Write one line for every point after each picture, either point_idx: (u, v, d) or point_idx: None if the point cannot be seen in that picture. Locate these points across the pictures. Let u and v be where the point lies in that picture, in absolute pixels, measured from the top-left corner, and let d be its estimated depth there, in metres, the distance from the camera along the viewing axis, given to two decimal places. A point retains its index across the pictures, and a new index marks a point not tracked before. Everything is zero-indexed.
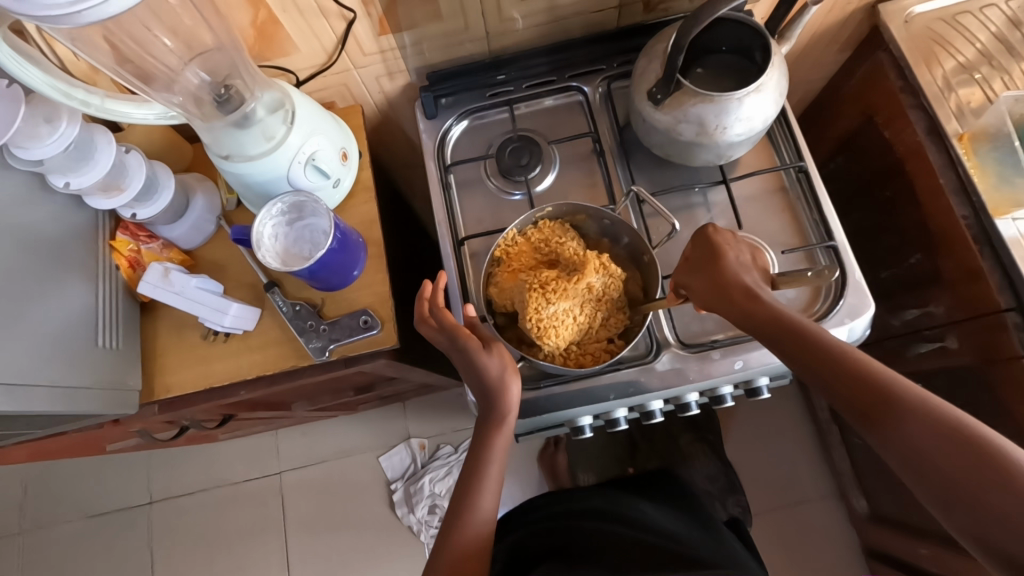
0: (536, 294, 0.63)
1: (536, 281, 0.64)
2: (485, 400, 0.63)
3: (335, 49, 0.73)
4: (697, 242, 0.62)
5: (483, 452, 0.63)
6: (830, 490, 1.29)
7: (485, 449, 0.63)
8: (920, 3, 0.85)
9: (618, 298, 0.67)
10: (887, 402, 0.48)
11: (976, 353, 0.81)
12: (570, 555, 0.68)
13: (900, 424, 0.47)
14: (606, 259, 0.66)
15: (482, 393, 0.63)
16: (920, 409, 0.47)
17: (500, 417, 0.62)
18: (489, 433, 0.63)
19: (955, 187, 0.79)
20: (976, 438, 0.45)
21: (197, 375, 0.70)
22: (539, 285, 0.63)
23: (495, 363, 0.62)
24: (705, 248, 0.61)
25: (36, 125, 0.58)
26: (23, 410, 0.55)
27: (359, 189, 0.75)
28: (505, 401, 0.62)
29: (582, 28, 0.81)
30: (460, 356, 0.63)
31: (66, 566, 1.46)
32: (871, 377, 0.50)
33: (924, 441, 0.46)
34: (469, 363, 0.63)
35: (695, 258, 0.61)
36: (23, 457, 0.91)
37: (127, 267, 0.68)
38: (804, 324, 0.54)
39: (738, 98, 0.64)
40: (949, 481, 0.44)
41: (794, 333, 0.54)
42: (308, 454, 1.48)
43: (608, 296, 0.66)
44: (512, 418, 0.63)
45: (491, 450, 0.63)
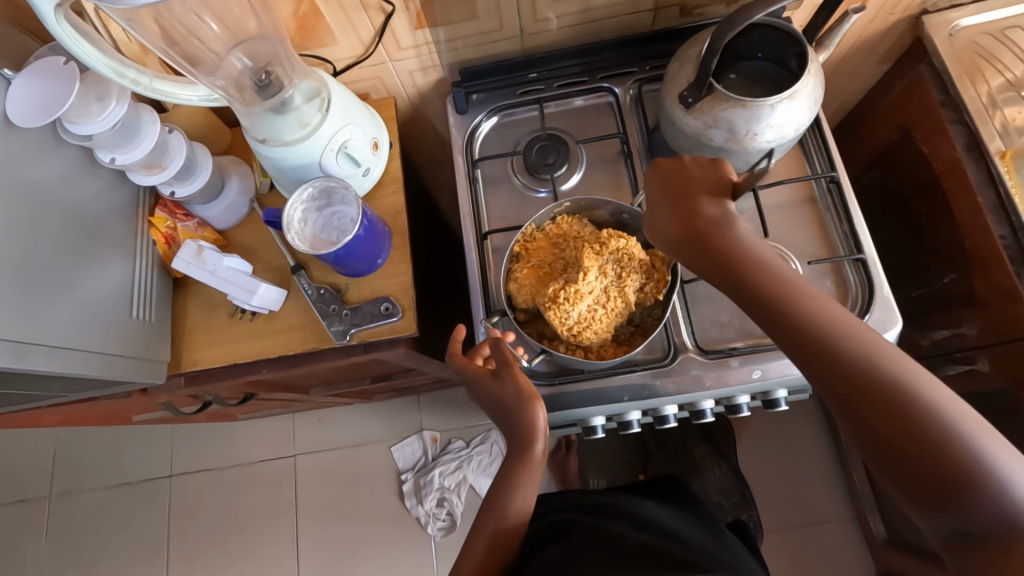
0: (552, 310, 0.63)
1: (546, 299, 0.64)
2: (513, 432, 0.61)
3: (371, 42, 0.74)
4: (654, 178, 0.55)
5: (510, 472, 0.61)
6: (847, 511, 1.26)
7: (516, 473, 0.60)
8: (966, 17, 0.83)
9: (645, 264, 0.64)
10: (838, 359, 0.44)
11: (1008, 378, 0.79)
12: (568, 545, 0.69)
13: (852, 382, 0.44)
14: (606, 238, 0.64)
15: (507, 422, 0.61)
16: (875, 366, 0.43)
17: (530, 429, 0.59)
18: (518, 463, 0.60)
19: (994, 206, 0.77)
20: (930, 396, 0.42)
21: (223, 352, 0.73)
22: (550, 300, 0.64)
23: (510, 388, 0.61)
24: (664, 181, 0.54)
25: (86, 102, 0.60)
26: (60, 372, 0.58)
27: (387, 178, 0.76)
28: (526, 421, 0.59)
29: (616, 29, 0.82)
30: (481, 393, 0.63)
31: (88, 532, 1.51)
32: (822, 331, 0.45)
33: (877, 401, 0.43)
34: (489, 396, 0.62)
35: (651, 193, 0.56)
36: (56, 422, 0.95)
37: (163, 243, 0.71)
38: (756, 267, 0.49)
39: (771, 104, 0.64)
40: (898, 445, 0.42)
41: (746, 281, 0.49)
42: (322, 439, 1.51)
43: (629, 269, 0.64)
44: (539, 445, 0.59)
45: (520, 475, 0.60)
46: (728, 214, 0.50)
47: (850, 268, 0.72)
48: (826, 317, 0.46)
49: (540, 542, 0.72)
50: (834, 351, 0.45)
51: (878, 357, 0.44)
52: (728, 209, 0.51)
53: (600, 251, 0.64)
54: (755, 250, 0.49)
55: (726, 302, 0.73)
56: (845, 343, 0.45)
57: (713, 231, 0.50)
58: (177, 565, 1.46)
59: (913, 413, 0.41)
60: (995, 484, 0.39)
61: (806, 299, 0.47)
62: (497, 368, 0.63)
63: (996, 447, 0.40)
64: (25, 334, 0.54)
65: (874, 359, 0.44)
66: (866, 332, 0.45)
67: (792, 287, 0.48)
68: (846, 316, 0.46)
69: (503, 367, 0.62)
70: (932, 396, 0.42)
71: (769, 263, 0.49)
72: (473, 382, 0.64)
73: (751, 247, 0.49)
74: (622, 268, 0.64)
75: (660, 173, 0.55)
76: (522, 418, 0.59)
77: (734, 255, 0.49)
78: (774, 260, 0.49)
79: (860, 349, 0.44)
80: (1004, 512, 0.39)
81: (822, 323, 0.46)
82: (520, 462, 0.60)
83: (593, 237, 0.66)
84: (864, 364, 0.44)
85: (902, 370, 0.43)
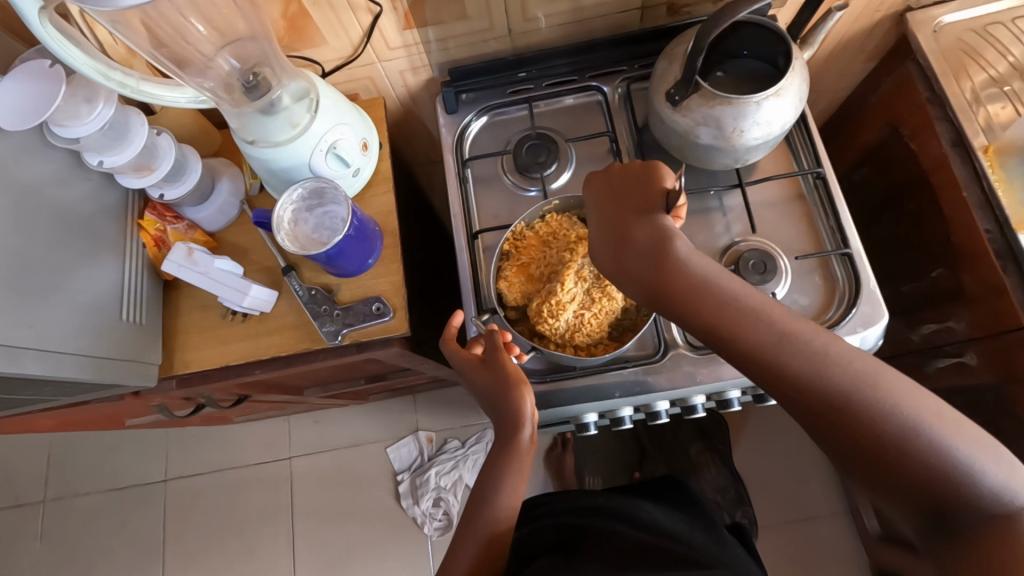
0: (541, 321, 0.66)
1: (534, 310, 0.66)
2: (502, 419, 0.61)
3: (361, 42, 0.74)
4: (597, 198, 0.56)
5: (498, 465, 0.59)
6: (840, 505, 1.27)
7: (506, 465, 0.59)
8: (950, 13, 0.84)
9: None
10: (791, 375, 0.44)
11: (996, 371, 0.80)
12: (569, 553, 0.68)
13: (806, 398, 0.44)
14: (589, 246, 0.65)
15: (496, 410, 0.62)
16: (828, 377, 0.43)
17: (517, 413, 0.59)
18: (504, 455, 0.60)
19: (979, 201, 0.78)
20: (887, 398, 0.42)
21: (215, 354, 0.72)
22: (538, 310, 0.66)
23: (499, 373, 0.61)
24: (603, 201, 0.56)
25: (75, 104, 0.60)
26: (50, 375, 0.58)
27: (378, 178, 0.76)
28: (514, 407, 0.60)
29: (604, 28, 0.82)
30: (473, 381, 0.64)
31: (82, 537, 1.50)
32: (770, 350, 0.45)
33: (834, 412, 0.43)
34: (480, 384, 0.63)
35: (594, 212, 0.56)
36: (49, 426, 0.95)
37: (152, 246, 0.70)
38: (696, 288, 0.47)
39: (758, 102, 0.64)
40: (858, 450, 0.42)
41: (687, 303, 0.47)
42: (318, 441, 1.51)
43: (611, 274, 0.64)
44: (527, 429, 0.60)
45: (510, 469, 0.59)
46: (664, 232, 0.50)
47: (837, 263, 0.73)
48: (766, 327, 0.45)
49: (541, 546, 0.72)
50: (785, 367, 0.44)
51: (831, 366, 0.43)
52: (664, 224, 0.51)
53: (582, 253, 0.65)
54: (692, 268, 0.48)
55: None
56: (787, 350, 0.44)
57: (650, 252, 0.50)
58: (173, 569, 1.45)
59: (869, 420, 0.42)
60: (944, 463, 0.40)
61: (749, 314, 0.46)
62: (488, 354, 0.64)
63: (952, 435, 0.41)
64: (16, 336, 0.54)
65: (826, 368, 0.43)
66: (816, 340, 0.44)
67: (738, 302, 0.46)
68: (795, 324, 0.45)
69: (494, 354, 0.63)
70: (890, 397, 0.42)
71: (709, 281, 0.47)
72: (463, 367, 0.65)
73: (689, 265, 0.48)
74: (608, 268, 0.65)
75: (601, 196, 0.56)
76: (511, 401, 0.60)
77: (673, 271, 0.48)
78: (715, 274, 0.48)
79: (811, 363, 0.43)
80: (960, 484, 0.40)
81: (772, 340, 0.45)
82: (509, 449, 0.60)
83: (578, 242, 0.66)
84: (816, 377, 0.43)
85: (854, 375, 0.42)
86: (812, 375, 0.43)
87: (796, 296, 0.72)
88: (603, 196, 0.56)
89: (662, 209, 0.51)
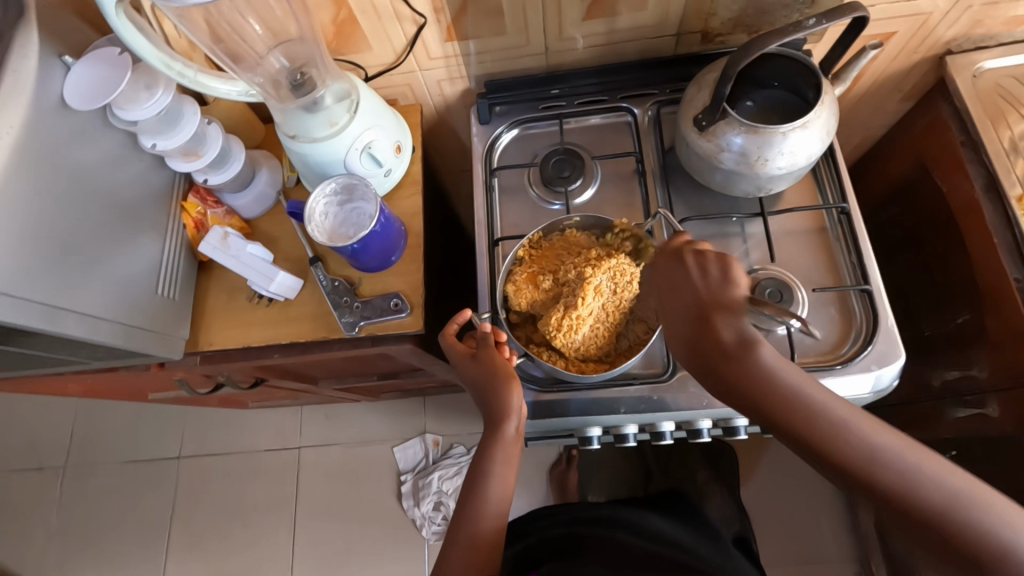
0: (558, 336, 0.66)
1: (550, 325, 0.66)
2: (487, 411, 0.63)
3: (403, 50, 0.78)
4: (664, 279, 0.55)
5: (486, 457, 0.60)
6: (850, 552, 1.23)
7: (492, 454, 0.60)
8: (991, 59, 0.83)
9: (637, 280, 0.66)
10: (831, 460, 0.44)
11: (1017, 423, 0.77)
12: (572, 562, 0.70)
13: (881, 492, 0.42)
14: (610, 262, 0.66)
15: (483, 403, 0.63)
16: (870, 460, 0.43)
17: (504, 405, 0.61)
18: (488, 445, 0.61)
19: (1010, 248, 0.77)
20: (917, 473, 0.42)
21: (238, 334, 0.76)
22: (555, 326, 0.65)
23: (484, 368, 0.63)
24: (671, 281, 0.54)
25: (136, 90, 0.64)
26: (87, 338, 0.62)
27: (407, 180, 0.80)
28: (498, 398, 0.61)
29: (639, 52, 0.84)
30: (463, 375, 0.66)
31: (97, 506, 1.56)
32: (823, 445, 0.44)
33: (921, 515, 0.41)
34: (468, 377, 0.65)
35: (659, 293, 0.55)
36: (79, 391, 1.00)
37: (192, 227, 0.75)
38: (764, 389, 0.46)
39: (784, 132, 0.65)
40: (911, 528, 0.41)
41: (766, 410, 0.46)
42: (328, 434, 1.54)
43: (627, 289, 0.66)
44: (511, 421, 0.61)
45: (495, 460, 0.60)
46: (745, 333, 0.48)
47: (855, 298, 0.72)
48: (838, 421, 0.44)
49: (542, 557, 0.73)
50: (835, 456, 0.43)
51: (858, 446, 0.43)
52: (740, 323, 0.49)
53: (593, 271, 0.65)
54: (772, 371, 0.46)
55: None
56: (862, 446, 0.43)
57: (727, 355, 0.48)
58: (178, 545, 1.49)
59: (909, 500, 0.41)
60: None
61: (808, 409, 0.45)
62: (478, 349, 0.66)
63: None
64: (59, 298, 0.58)
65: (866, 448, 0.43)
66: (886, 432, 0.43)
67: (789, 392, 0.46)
68: (866, 419, 0.44)
69: (486, 349, 0.65)
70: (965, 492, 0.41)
71: (782, 380, 0.46)
72: (455, 359, 0.66)
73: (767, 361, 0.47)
74: (617, 288, 0.66)
75: (665, 282, 0.55)
76: (499, 393, 0.61)
77: (747, 366, 0.47)
78: (790, 374, 0.46)
79: (883, 454, 0.43)
80: None
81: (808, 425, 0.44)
82: (496, 438, 0.61)
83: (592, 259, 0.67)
84: (877, 465, 0.42)
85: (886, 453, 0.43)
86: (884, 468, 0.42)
87: (812, 328, 0.72)
88: (663, 282, 0.55)
89: (737, 305, 0.50)
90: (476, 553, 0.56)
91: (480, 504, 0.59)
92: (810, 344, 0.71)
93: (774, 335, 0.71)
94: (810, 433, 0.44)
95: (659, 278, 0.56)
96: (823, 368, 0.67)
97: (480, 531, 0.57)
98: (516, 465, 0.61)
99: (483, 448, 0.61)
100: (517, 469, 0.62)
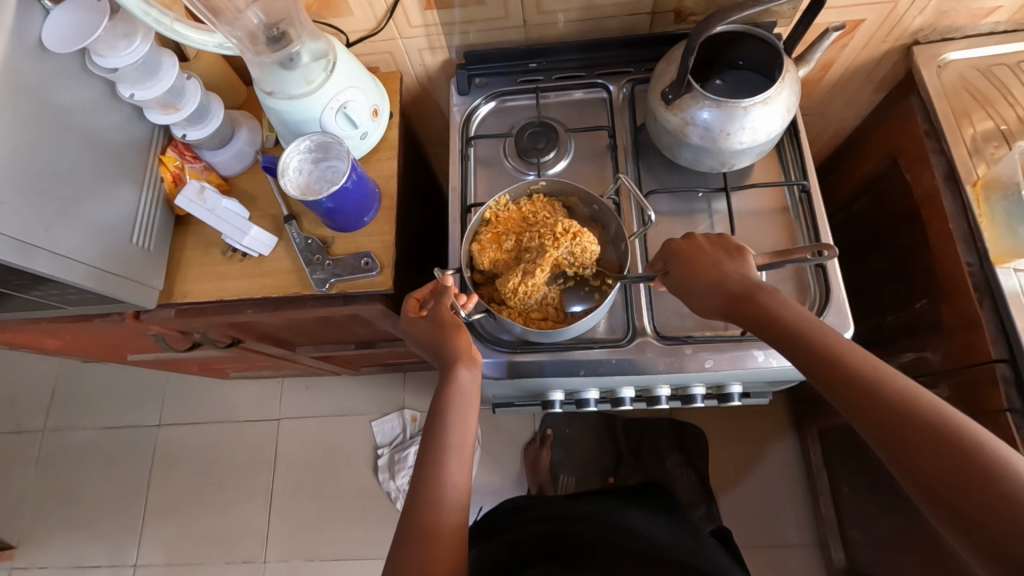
0: (514, 298, 0.68)
1: (507, 289, 0.67)
2: (440, 366, 0.65)
3: (384, 16, 0.80)
4: (685, 245, 0.64)
5: (442, 405, 0.63)
6: (810, 536, 1.27)
7: (447, 402, 0.63)
8: (956, 51, 0.86)
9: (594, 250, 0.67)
10: (819, 383, 0.51)
11: (964, 402, 0.80)
12: (564, 560, 0.70)
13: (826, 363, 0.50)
14: (568, 235, 0.67)
15: (437, 357, 0.66)
16: (857, 383, 0.48)
17: (454, 353, 0.64)
18: (442, 395, 0.63)
19: (964, 234, 0.80)
20: (897, 389, 0.47)
21: (211, 288, 0.77)
22: (511, 291, 0.67)
23: (436, 323, 0.66)
24: (691, 243, 0.64)
25: (114, 38, 0.66)
26: (59, 277, 0.63)
27: (384, 145, 0.82)
28: (449, 347, 0.64)
29: (617, 29, 0.86)
30: (419, 341, 0.68)
31: (74, 469, 1.57)
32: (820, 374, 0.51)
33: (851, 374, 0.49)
34: (425, 339, 0.67)
35: (680, 262, 0.63)
36: (58, 345, 1.01)
37: (170, 181, 0.77)
38: (793, 318, 0.54)
39: (745, 107, 0.67)
40: (883, 459, 0.46)
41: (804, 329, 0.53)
42: (307, 406, 1.56)
43: (583, 260, 0.67)
44: (464, 370, 0.63)
45: (450, 407, 0.62)
46: (760, 282, 0.58)
47: (811, 273, 0.75)
48: (800, 323, 0.54)
49: (492, 562, 0.75)
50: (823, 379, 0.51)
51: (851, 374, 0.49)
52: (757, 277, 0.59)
53: (552, 246, 0.66)
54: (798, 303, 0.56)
55: None
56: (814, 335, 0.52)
57: (744, 295, 0.58)
58: (153, 512, 1.51)
59: (894, 425, 0.45)
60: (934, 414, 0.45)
61: (803, 335, 0.53)
62: (430, 310, 0.67)
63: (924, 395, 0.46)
64: (31, 235, 0.60)
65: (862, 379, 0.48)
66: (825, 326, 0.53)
67: (804, 325, 0.53)
68: (814, 321, 0.54)
69: (436, 307, 0.67)
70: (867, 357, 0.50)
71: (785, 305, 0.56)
72: (405, 323, 0.68)
73: (778, 298, 0.56)
74: (575, 261, 0.67)
75: (686, 249, 0.63)
76: (450, 344, 0.64)
77: (770, 308, 0.56)
78: (785, 301, 0.56)
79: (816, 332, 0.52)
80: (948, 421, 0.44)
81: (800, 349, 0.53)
82: (449, 385, 0.63)
83: (550, 228, 0.68)
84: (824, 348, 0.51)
85: (885, 388, 0.47)
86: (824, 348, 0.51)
87: None
88: (692, 256, 0.62)
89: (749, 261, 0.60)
90: (438, 500, 0.58)
91: (441, 449, 0.61)
92: None
93: None
94: (793, 342, 0.53)
95: (679, 250, 0.64)
96: None
97: (449, 478, 0.60)
98: (474, 410, 0.64)
99: (438, 398, 0.63)
100: (477, 415, 0.64)
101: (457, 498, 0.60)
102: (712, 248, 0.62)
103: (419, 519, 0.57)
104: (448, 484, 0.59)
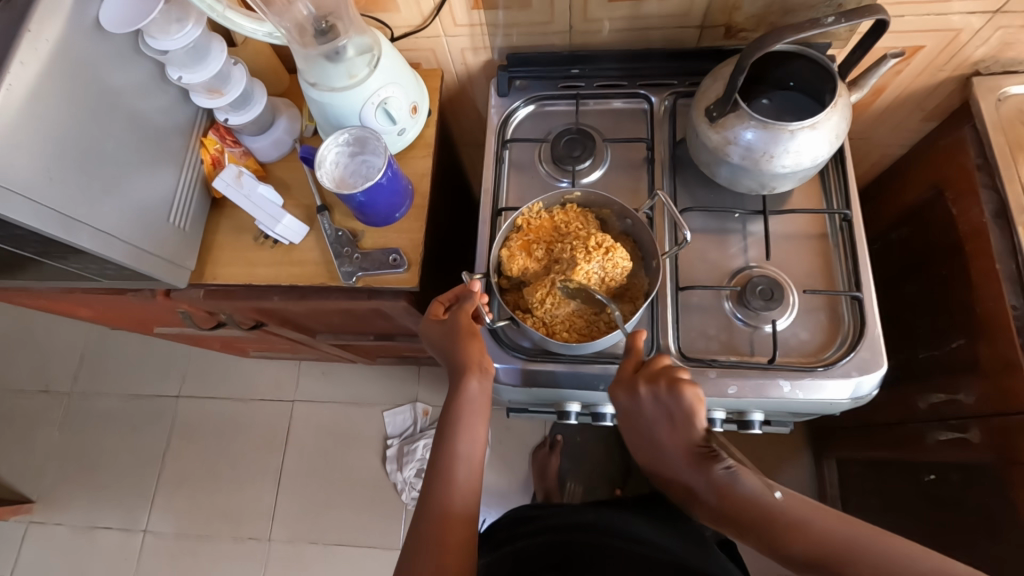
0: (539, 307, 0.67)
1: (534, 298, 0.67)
2: (451, 373, 0.66)
3: (430, 14, 0.80)
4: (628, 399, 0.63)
5: (450, 413, 0.63)
6: None
7: (454, 410, 0.63)
8: (1017, 85, 0.82)
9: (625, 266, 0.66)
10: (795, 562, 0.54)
11: (996, 452, 0.77)
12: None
13: (796, 545, 0.54)
14: (600, 251, 0.65)
15: (450, 364, 0.66)
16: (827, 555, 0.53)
17: (465, 363, 0.64)
18: (452, 403, 0.64)
19: (1011, 276, 0.76)
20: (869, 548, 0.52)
21: (241, 273, 0.78)
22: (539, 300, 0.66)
23: (450, 330, 0.66)
24: (634, 401, 0.62)
25: (168, 22, 0.67)
26: (98, 253, 0.65)
27: (420, 142, 0.82)
28: (461, 357, 0.64)
29: (663, 40, 0.84)
30: (434, 345, 0.68)
31: (96, 432, 1.62)
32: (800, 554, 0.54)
33: (818, 548, 0.53)
34: (441, 345, 0.67)
35: (628, 418, 0.64)
36: (91, 314, 1.04)
37: (209, 163, 0.78)
38: (747, 504, 0.57)
39: (792, 130, 0.65)
40: None
41: (748, 524, 0.56)
42: (322, 391, 1.58)
43: (613, 275, 0.66)
44: (473, 381, 0.64)
45: (458, 416, 0.63)
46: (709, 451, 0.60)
47: (846, 305, 0.73)
48: (756, 504, 0.56)
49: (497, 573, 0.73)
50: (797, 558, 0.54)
51: (823, 553, 0.53)
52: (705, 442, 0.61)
53: (583, 259, 0.65)
54: (739, 483, 0.58)
55: (718, 316, 0.74)
56: (771, 511, 0.56)
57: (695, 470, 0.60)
58: (167, 481, 1.55)
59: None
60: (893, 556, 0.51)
61: (768, 520, 0.56)
62: (449, 315, 0.67)
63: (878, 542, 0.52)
64: (75, 211, 0.61)
65: (836, 558, 0.52)
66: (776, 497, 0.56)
67: (760, 511, 0.56)
68: (766, 493, 0.57)
69: (456, 313, 0.66)
70: (827, 523, 0.54)
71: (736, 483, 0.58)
72: (424, 325, 0.68)
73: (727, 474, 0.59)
74: (605, 276, 0.66)
75: (631, 407, 0.63)
76: (463, 352, 0.64)
77: (725, 494, 0.58)
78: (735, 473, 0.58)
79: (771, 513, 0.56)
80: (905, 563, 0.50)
81: (771, 541, 0.55)
82: (458, 393, 0.64)
83: (581, 241, 0.67)
84: (787, 529, 0.55)
85: (851, 552, 0.52)
86: (787, 527, 0.55)
87: (798, 330, 0.72)
88: (636, 414, 0.63)
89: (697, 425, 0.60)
90: (446, 508, 0.58)
91: (451, 460, 0.61)
92: (794, 344, 0.72)
93: (760, 333, 0.73)
94: (754, 528, 0.56)
95: (625, 408, 0.64)
96: (800, 368, 0.68)
97: (459, 487, 0.60)
98: (482, 421, 0.64)
99: (447, 405, 0.64)
100: (485, 425, 0.65)
101: (466, 506, 0.60)
102: (656, 407, 0.61)
103: (426, 525, 0.57)
104: (458, 491, 0.59)
